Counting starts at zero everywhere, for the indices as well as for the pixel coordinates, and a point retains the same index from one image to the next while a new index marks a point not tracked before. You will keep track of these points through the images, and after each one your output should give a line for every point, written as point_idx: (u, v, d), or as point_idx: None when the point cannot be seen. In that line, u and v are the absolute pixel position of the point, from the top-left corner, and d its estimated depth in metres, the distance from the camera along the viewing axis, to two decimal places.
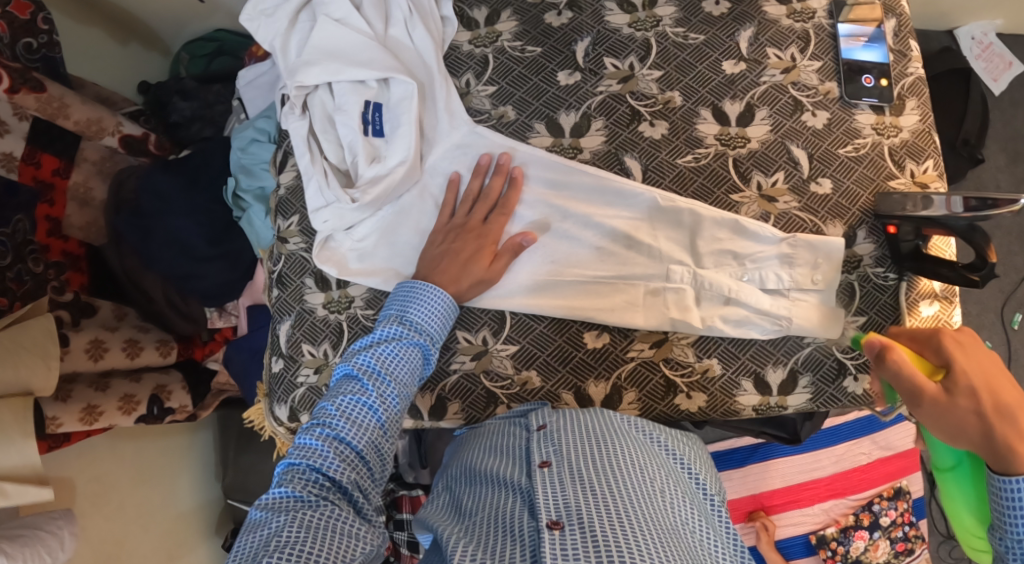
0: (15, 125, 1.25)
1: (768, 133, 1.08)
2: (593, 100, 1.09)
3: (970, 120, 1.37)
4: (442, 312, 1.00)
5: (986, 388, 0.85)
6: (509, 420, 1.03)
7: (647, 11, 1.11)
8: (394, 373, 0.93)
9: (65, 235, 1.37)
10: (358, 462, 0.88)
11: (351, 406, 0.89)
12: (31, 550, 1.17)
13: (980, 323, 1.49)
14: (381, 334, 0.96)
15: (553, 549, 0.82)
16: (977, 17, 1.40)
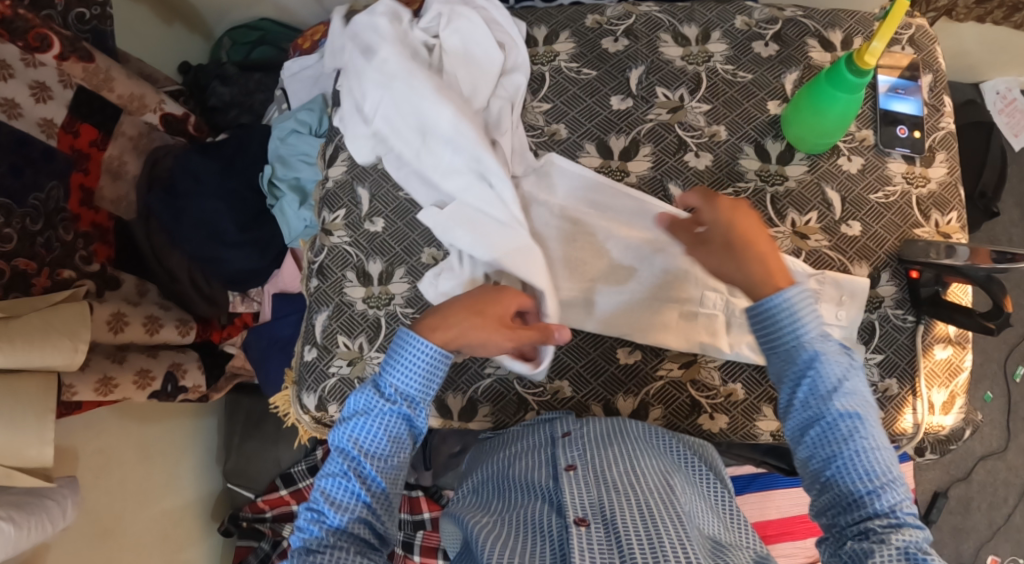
0: (59, 93, 1.26)
1: (805, 173, 1.13)
2: (642, 126, 1.14)
3: (988, 172, 1.45)
4: (426, 370, 0.92)
5: (744, 231, 0.93)
6: (534, 426, 1.07)
7: (699, 46, 1.16)
8: (369, 449, 0.91)
9: (95, 207, 1.38)
10: (347, 539, 0.90)
11: (334, 488, 0.91)
12: (36, 519, 1.12)
13: (982, 373, 1.55)
14: (359, 403, 0.93)
15: (580, 545, 0.86)
16: (1004, 71, 1.51)
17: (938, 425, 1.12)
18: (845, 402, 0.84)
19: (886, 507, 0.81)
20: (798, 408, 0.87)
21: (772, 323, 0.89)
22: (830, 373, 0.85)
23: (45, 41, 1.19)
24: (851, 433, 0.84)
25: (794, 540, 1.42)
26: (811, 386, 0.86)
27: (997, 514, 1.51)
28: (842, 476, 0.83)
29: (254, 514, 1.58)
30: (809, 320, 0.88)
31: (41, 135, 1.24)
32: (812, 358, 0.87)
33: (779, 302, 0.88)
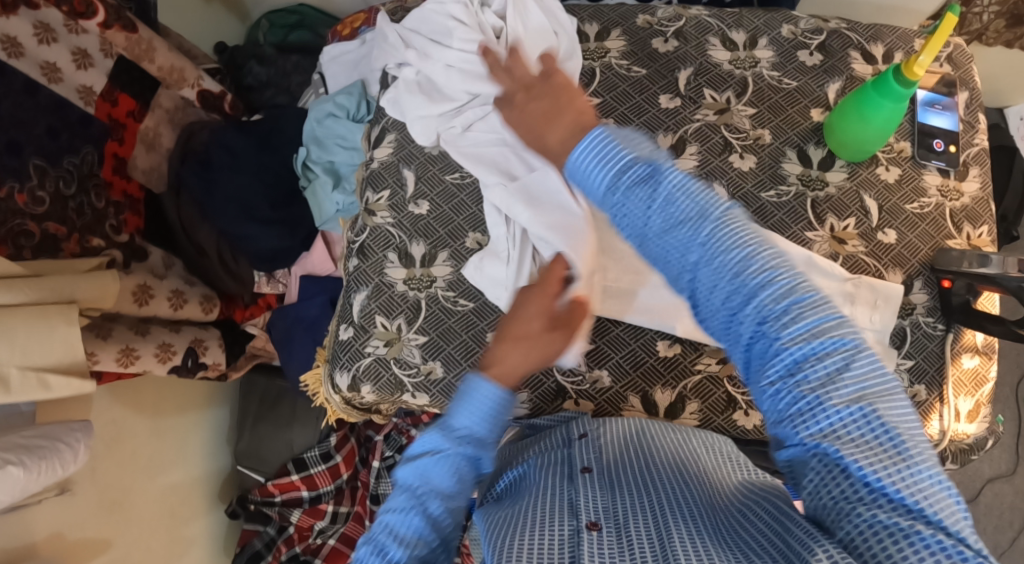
0: (100, 61, 1.26)
1: (844, 180, 1.16)
2: (689, 126, 1.16)
3: (1009, 197, 1.48)
4: (492, 412, 0.86)
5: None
6: (553, 427, 1.07)
7: (747, 51, 1.19)
8: (439, 469, 0.86)
9: (128, 176, 1.36)
10: (423, 542, 0.84)
11: (424, 480, 0.86)
12: (47, 464, 1.09)
13: (995, 395, 1.58)
14: (426, 442, 0.87)
15: (594, 549, 0.82)
16: None
17: (962, 433, 1.15)
18: (681, 212, 0.76)
19: (776, 317, 0.73)
20: (650, 251, 0.79)
21: (587, 169, 0.79)
22: (640, 198, 0.77)
23: (91, 8, 1.19)
24: (708, 255, 0.75)
25: None
26: (622, 205, 0.78)
27: (1002, 537, 1.53)
28: (711, 305, 0.76)
29: (263, 498, 1.56)
30: (608, 163, 0.78)
31: (80, 102, 1.24)
32: (632, 184, 0.77)
33: (584, 145, 0.79)
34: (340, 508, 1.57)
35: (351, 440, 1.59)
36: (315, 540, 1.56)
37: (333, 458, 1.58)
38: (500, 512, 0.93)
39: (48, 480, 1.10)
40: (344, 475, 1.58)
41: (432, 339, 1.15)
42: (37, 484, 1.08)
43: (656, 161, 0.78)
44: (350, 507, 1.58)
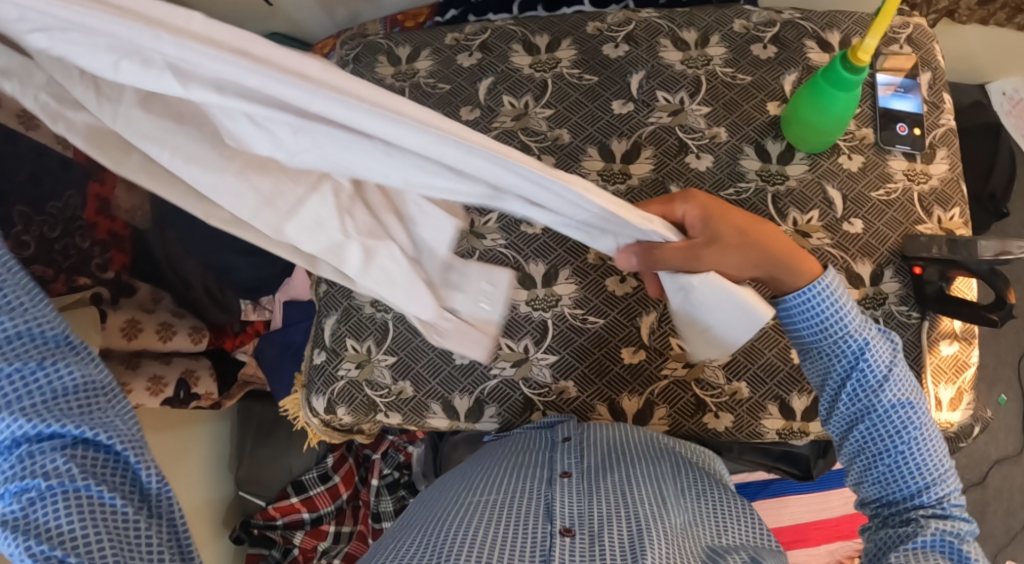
0: None
1: (805, 172, 1.14)
2: (644, 129, 1.15)
3: (997, 175, 1.44)
4: None
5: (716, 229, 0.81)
6: (536, 433, 1.07)
7: (699, 50, 1.18)
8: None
9: (111, 215, 1.32)
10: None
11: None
12: None
13: (996, 376, 1.55)
14: None
15: (564, 555, 0.84)
16: (1009, 73, 1.52)
17: (945, 422, 1.11)
18: (895, 391, 0.85)
19: (932, 495, 0.85)
20: (845, 402, 0.88)
21: (814, 316, 0.87)
22: (877, 365, 0.85)
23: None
24: (903, 424, 0.85)
25: (804, 547, 1.39)
26: (863, 369, 0.86)
27: (1014, 519, 1.49)
28: (879, 456, 0.86)
29: (266, 522, 1.59)
30: (849, 312, 0.85)
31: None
32: (859, 348, 0.85)
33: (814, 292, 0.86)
34: (343, 527, 1.61)
35: (348, 460, 1.65)
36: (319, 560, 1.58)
37: (332, 478, 1.62)
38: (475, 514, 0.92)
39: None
40: (344, 495, 1.62)
41: (401, 359, 1.16)
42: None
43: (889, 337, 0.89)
44: (352, 526, 1.62)
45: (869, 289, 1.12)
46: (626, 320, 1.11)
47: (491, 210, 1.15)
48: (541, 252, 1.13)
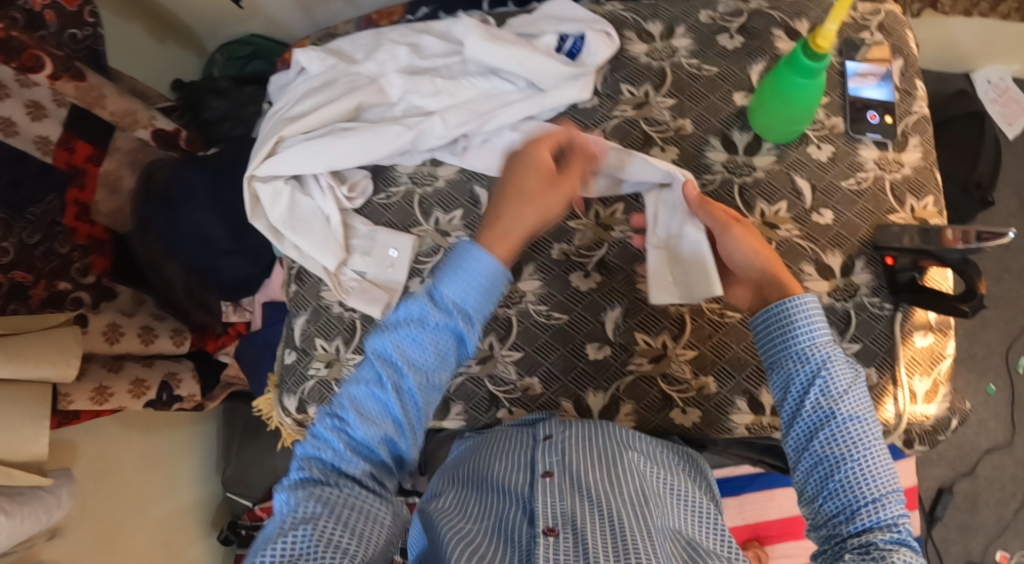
0: (53, 111, 1.25)
1: (773, 163, 1.12)
2: (608, 122, 1.14)
3: (982, 164, 1.44)
4: (484, 287, 0.87)
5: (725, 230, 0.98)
6: (517, 427, 1.05)
7: (664, 42, 1.17)
8: (417, 362, 0.86)
9: (92, 220, 1.37)
10: (369, 453, 0.87)
11: (366, 400, 0.87)
12: (31, 510, 1.10)
13: (986, 365, 1.60)
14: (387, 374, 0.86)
15: (547, 556, 0.85)
16: (993, 61, 1.54)
17: (921, 415, 1.08)
18: (854, 405, 0.84)
19: (883, 522, 0.80)
20: (806, 410, 0.86)
21: (788, 324, 0.88)
22: (838, 377, 0.85)
23: (38, 61, 1.18)
24: (859, 439, 0.83)
25: (796, 541, 1.36)
26: (822, 386, 0.85)
27: (1005, 509, 1.56)
28: (831, 480, 0.83)
29: (253, 522, 1.59)
30: (820, 326, 0.87)
31: (37, 153, 1.24)
32: (822, 361, 0.86)
33: (788, 305, 0.88)
34: None
35: None
36: None
37: None
38: (461, 515, 0.92)
39: (33, 527, 1.10)
40: None
41: None
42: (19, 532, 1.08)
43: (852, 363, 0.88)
44: None
45: (840, 281, 1.10)
46: (591, 315, 1.10)
47: (455, 209, 1.16)
48: None
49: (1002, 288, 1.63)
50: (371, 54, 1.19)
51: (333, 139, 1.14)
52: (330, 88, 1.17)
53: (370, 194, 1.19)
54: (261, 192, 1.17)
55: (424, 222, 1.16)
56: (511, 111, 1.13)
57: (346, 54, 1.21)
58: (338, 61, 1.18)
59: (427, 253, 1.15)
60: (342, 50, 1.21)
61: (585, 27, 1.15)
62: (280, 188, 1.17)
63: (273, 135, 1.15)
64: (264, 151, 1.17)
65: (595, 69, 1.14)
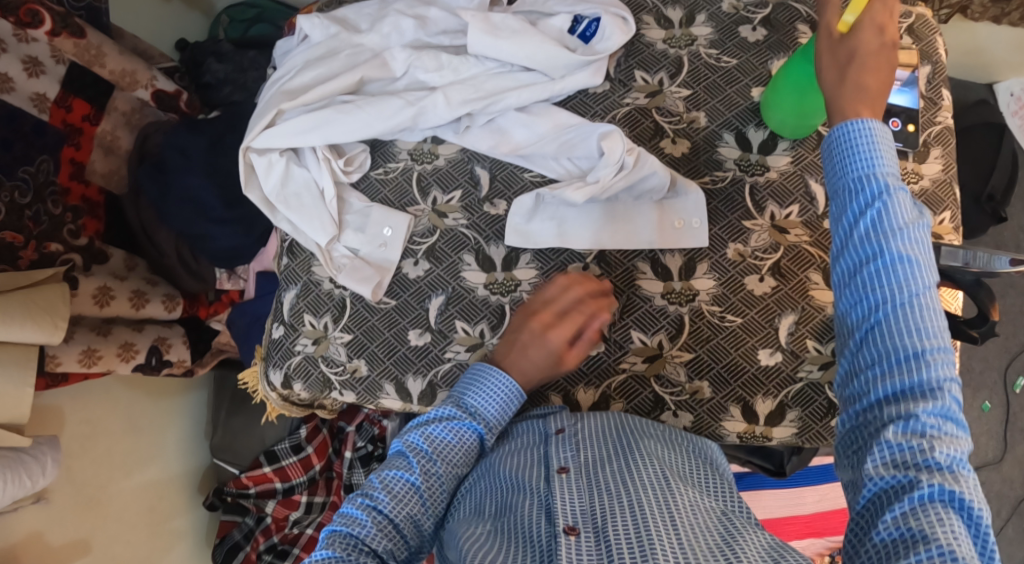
0: (51, 67, 1.20)
1: (788, 164, 1.08)
2: (618, 110, 1.11)
3: (996, 177, 1.46)
4: (504, 397, 0.96)
5: (862, 62, 0.82)
6: (528, 421, 1.01)
7: (683, 29, 1.13)
8: (443, 455, 0.93)
9: (86, 181, 1.32)
10: (395, 532, 0.88)
11: (396, 480, 0.91)
12: (13, 474, 1.09)
13: (981, 381, 1.59)
14: (437, 413, 0.96)
15: (569, 555, 0.80)
16: (1016, 74, 1.53)
17: None
18: (906, 243, 0.71)
19: (923, 379, 0.68)
20: (847, 227, 0.75)
21: (847, 153, 0.77)
22: (897, 208, 0.72)
23: (37, 17, 1.15)
24: (904, 300, 0.70)
25: (778, 541, 1.34)
26: (874, 219, 0.73)
27: (989, 526, 1.55)
28: (870, 345, 0.71)
29: (238, 490, 1.53)
30: (885, 161, 0.75)
31: (34, 110, 1.19)
32: (881, 185, 0.74)
33: (857, 141, 0.76)
34: (315, 498, 1.55)
35: (322, 431, 1.57)
36: (291, 530, 1.54)
37: (304, 449, 1.55)
38: (478, 520, 0.89)
39: (15, 491, 1.09)
40: (317, 466, 1.55)
41: (357, 337, 1.11)
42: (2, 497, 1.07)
43: (923, 217, 0.73)
44: (324, 497, 1.56)
45: None
46: None
47: (454, 189, 1.13)
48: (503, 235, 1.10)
49: (1006, 304, 1.61)
50: (375, 25, 1.14)
51: (331, 112, 1.10)
52: (332, 59, 1.13)
53: (367, 169, 1.16)
54: (257, 164, 1.14)
55: (421, 202, 1.13)
56: (518, 94, 1.10)
57: (351, 24, 1.16)
58: (341, 31, 1.14)
59: (422, 234, 1.12)
60: (346, 19, 1.16)
61: (601, 10, 1.11)
62: (276, 158, 1.14)
63: (271, 106, 1.11)
64: (264, 121, 1.12)
65: (607, 56, 1.11)
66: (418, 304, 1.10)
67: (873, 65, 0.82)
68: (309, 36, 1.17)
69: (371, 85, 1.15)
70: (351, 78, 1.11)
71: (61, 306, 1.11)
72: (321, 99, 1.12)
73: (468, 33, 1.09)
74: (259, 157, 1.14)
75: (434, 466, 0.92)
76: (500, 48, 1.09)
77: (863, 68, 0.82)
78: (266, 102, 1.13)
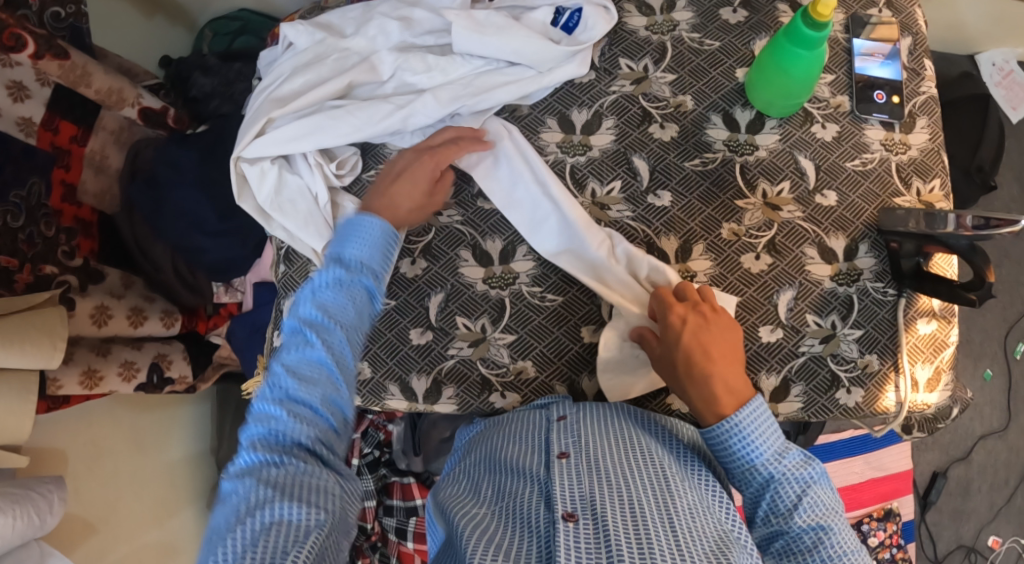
0: (37, 91, 1.20)
1: (776, 142, 1.09)
2: (605, 99, 1.12)
3: (985, 147, 1.48)
4: (380, 242, 0.97)
5: (696, 345, 0.92)
6: (531, 412, 1.02)
7: (664, 15, 1.14)
8: (337, 317, 0.90)
9: (78, 202, 1.32)
10: (315, 417, 0.84)
11: (300, 362, 0.87)
12: (21, 510, 1.08)
13: (982, 351, 1.59)
14: (320, 278, 0.92)
15: (567, 539, 0.79)
16: (999, 44, 1.54)
17: (922, 404, 1.05)
18: (807, 515, 0.84)
19: None
20: (759, 522, 0.88)
21: (730, 449, 0.88)
22: (786, 492, 0.86)
23: (19, 40, 1.13)
24: (816, 544, 0.83)
25: None
26: (773, 504, 0.86)
27: (998, 495, 1.57)
28: None
29: None
30: (763, 443, 0.86)
31: (21, 134, 1.18)
32: (769, 478, 0.87)
33: (733, 437, 0.87)
34: None
35: None
36: None
37: None
38: (475, 503, 0.89)
39: (24, 529, 1.08)
40: None
41: (359, 340, 1.11)
42: (12, 534, 1.06)
43: (810, 471, 0.87)
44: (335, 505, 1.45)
45: (843, 265, 1.06)
46: (586, 298, 1.08)
47: None
48: (498, 229, 1.10)
49: (1002, 274, 1.62)
50: (360, 29, 1.15)
51: (322, 118, 1.11)
52: (320, 64, 1.13)
53: (359, 172, 1.16)
54: (249, 173, 1.14)
55: None
56: (508, 89, 1.10)
57: (336, 29, 1.16)
58: (327, 36, 1.15)
59: (418, 233, 1.12)
60: (330, 24, 1.17)
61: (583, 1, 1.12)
62: (268, 167, 1.14)
63: (262, 115, 1.11)
64: (255, 130, 1.12)
65: (591, 45, 1.11)
66: (418, 302, 1.10)
67: (705, 337, 0.92)
68: (294, 43, 1.17)
69: (360, 89, 1.15)
70: (339, 84, 1.11)
71: (60, 327, 1.11)
72: (312, 107, 1.12)
73: (453, 31, 1.10)
74: (251, 166, 1.14)
75: (333, 334, 0.88)
76: (486, 43, 1.09)
77: (698, 328, 0.93)
78: (255, 110, 1.13)
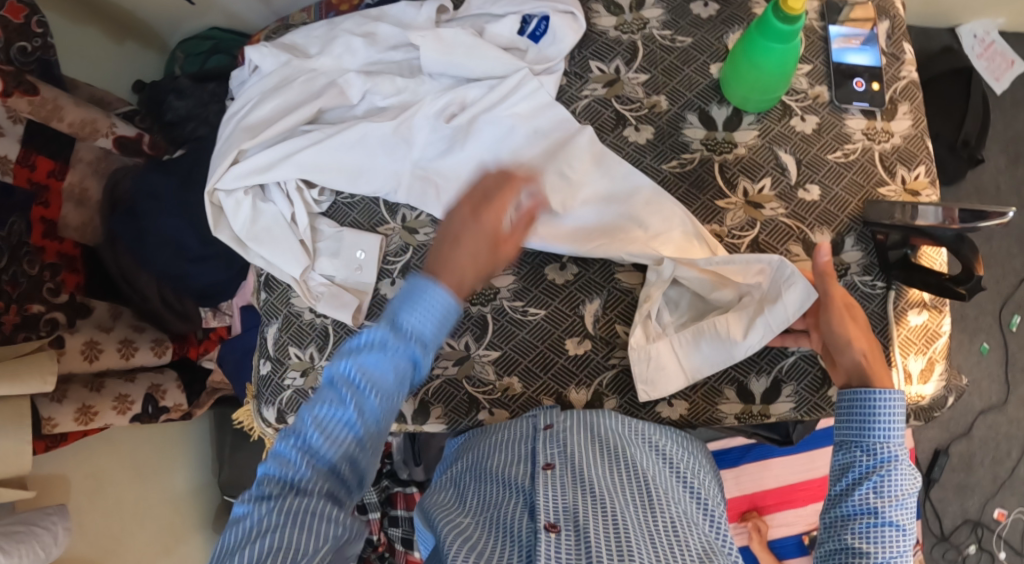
0: (9, 129, 1.18)
1: (755, 138, 1.06)
2: (578, 103, 1.09)
3: (969, 120, 1.45)
4: (439, 316, 0.82)
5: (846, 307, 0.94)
6: (518, 418, 1.02)
7: (634, 13, 1.11)
8: (376, 383, 0.79)
9: (59, 237, 1.30)
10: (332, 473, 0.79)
11: (330, 419, 0.79)
12: (26, 548, 1.08)
13: (977, 326, 1.57)
14: (367, 337, 0.81)
15: (549, 554, 0.79)
16: (979, 16, 1.50)
17: (916, 395, 1.03)
18: (900, 514, 0.83)
19: None
20: (853, 496, 0.85)
21: (867, 418, 0.87)
22: (899, 481, 0.85)
23: None
24: (896, 539, 0.83)
25: (794, 508, 1.40)
26: (878, 484, 0.85)
27: (1001, 469, 1.55)
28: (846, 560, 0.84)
29: None
30: (901, 427, 0.86)
31: None
32: (890, 460, 0.85)
33: (880, 405, 0.86)
34: None
35: None
36: None
37: None
38: (461, 512, 0.89)
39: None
40: None
41: None
42: None
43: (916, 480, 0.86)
44: None
45: (829, 260, 1.04)
46: (569, 309, 1.06)
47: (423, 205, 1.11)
48: None
49: (993, 247, 1.59)
50: (324, 48, 1.12)
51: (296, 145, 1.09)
52: (288, 88, 1.11)
53: (335, 194, 1.15)
54: (225, 204, 1.12)
55: (391, 220, 1.12)
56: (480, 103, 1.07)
57: (301, 49, 1.15)
58: (292, 57, 1.12)
59: (396, 252, 1.11)
60: (295, 45, 1.15)
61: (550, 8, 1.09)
62: (242, 197, 1.12)
63: (233, 146, 1.09)
64: (227, 161, 1.10)
65: (560, 59, 1.09)
66: None
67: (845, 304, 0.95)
68: (260, 66, 1.15)
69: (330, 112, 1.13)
70: (310, 108, 1.09)
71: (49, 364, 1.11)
72: (283, 133, 1.10)
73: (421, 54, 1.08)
74: (227, 197, 1.12)
75: (369, 390, 0.79)
76: (455, 64, 1.07)
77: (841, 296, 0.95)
78: (226, 140, 1.11)
